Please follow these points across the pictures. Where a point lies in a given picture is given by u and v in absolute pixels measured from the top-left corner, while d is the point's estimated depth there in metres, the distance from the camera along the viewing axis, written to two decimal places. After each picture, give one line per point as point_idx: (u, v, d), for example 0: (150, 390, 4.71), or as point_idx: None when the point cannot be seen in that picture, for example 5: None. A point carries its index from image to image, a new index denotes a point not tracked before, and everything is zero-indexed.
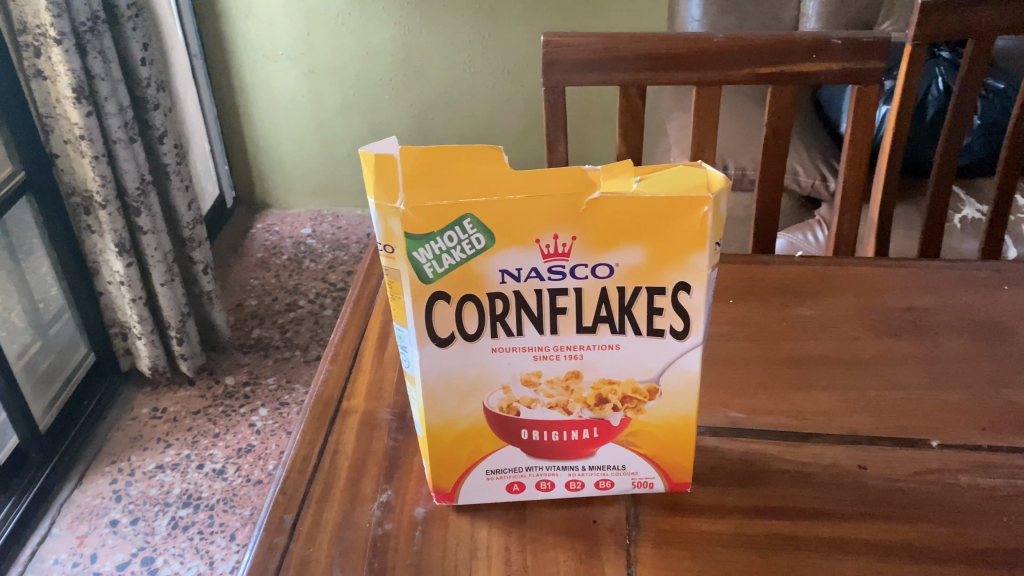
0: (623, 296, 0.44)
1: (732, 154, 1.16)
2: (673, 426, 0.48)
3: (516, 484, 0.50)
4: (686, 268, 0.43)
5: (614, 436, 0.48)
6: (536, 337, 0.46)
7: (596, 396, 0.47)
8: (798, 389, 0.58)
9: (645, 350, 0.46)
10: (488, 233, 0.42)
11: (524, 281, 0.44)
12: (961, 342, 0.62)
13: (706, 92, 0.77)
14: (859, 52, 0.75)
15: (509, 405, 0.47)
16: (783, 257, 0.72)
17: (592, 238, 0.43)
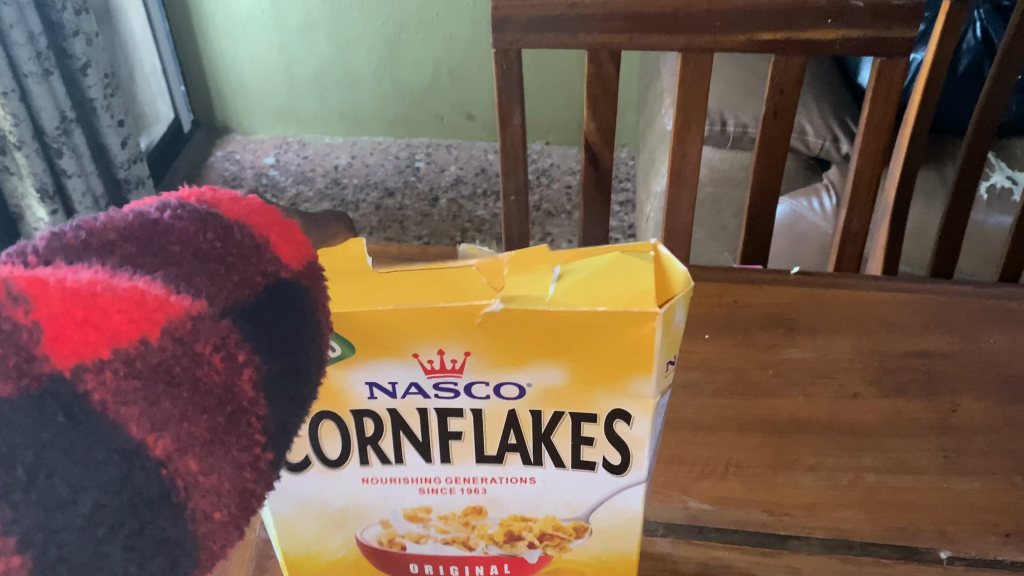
0: (539, 421, 0.32)
1: (731, 107, 1.02)
2: (608, 563, 0.37)
3: None
4: (624, 393, 0.31)
5: (531, 573, 0.38)
6: (422, 467, 0.33)
7: (504, 533, 0.36)
8: (778, 468, 0.47)
9: (570, 484, 0.34)
10: (345, 340, 0.29)
11: (401, 398, 0.31)
12: (985, 405, 0.50)
13: (693, 59, 0.63)
14: (883, 17, 0.60)
15: (391, 540, 0.36)
16: (773, 274, 0.60)
17: (493, 357, 0.30)
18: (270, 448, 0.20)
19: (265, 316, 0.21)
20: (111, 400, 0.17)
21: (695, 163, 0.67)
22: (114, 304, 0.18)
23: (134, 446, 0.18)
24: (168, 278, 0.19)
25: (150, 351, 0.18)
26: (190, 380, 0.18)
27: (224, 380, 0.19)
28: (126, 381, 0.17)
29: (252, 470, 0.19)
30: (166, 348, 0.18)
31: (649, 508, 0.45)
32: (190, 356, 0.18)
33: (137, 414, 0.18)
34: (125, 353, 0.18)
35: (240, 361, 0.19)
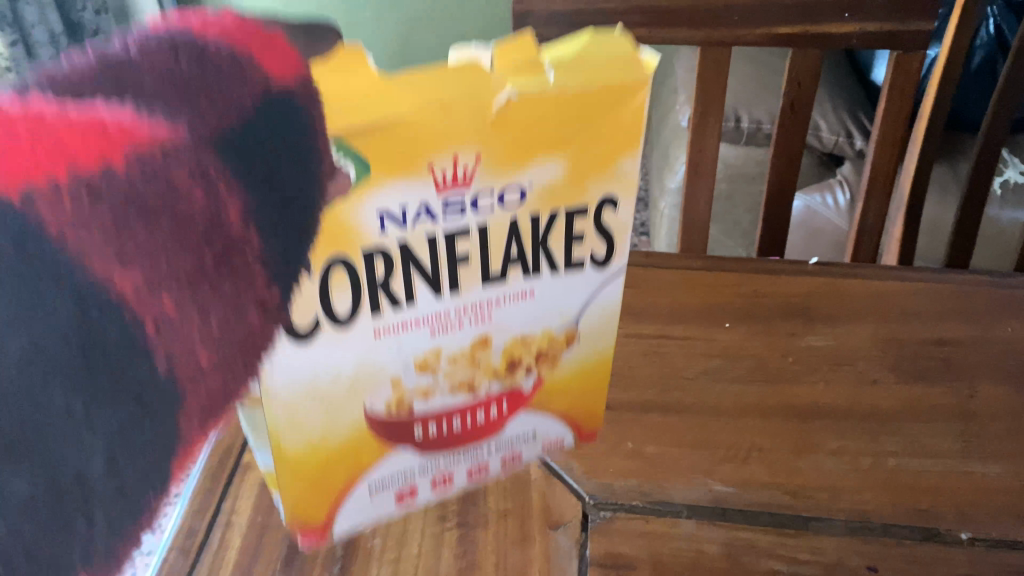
0: (539, 228, 0.37)
1: (746, 104, 1.04)
2: (590, 372, 0.45)
3: (407, 492, 0.44)
4: (614, 176, 0.37)
5: (524, 403, 0.44)
6: (430, 303, 0.37)
7: (506, 361, 0.41)
8: (800, 452, 0.48)
9: (564, 294, 0.40)
10: (363, 160, 0.30)
11: (410, 223, 0.33)
12: (1004, 391, 0.51)
13: (712, 54, 0.64)
14: (898, 10, 0.62)
15: (399, 402, 0.39)
16: (792, 264, 0.61)
17: (499, 160, 0.33)
18: (265, 272, 0.28)
19: (254, 144, 0.26)
20: (66, 226, 0.21)
21: (713, 156, 0.68)
22: (75, 131, 0.21)
23: (89, 273, 0.22)
24: (133, 102, 0.23)
25: (118, 178, 0.22)
26: (166, 212, 0.24)
27: (206, 214, 0.25)
28: (95, 210, 0.22)
29: (244, 287, 0.27)
30: (129, 178, 0.22)
31: (674, 490, 0.46)
32: (158, 186, 0.23)
33: (103, 249, 0.22)
34: (88, 178, 0.21)
35: (218, 198, 0.25)
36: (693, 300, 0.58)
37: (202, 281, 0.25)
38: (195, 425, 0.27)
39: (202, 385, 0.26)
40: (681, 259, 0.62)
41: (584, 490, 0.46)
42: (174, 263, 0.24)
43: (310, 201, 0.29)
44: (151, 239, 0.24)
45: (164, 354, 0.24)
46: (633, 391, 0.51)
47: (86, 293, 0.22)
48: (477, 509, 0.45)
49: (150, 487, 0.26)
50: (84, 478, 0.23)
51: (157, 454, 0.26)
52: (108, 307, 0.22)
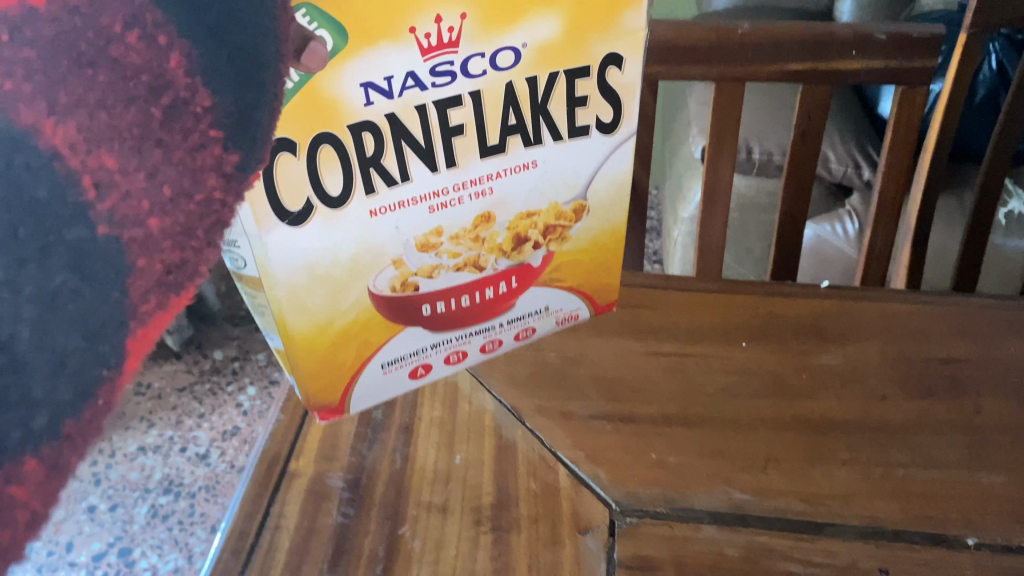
0: (535, 96, 0.45)
1: (757, 136, 1.07)
2: (598, 242, 0.56)
3: (421, 367, 0.55)
4: (607, 36, 0.45)
5: (536, 278, 0.55)
6: (427, 177, 0.45)
7: (511, 235, 0.51)
8: (815, 462, 0.50)
9: (564, 164, 0.50)
10: (341, 31, 0.36)
11: (400, 91, 0.40)
12: (1008, 406, 0.53)
13: (726, 88, 0.68)
14: (904, 48, 0.65)
15: (405, 280, 0.49)
16: (804, 285, 0.64)
17: (481, 12, 0.40)
18: (231, 150, 0.25)
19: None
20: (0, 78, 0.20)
21: (728, 184, 0.71)
22: None
23: (14, 119, 0.20)
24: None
25: (38, 15, 0.21)
26: (107, 60, 0.22)
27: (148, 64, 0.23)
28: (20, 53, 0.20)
29: (202, 151, 0.24)
30: (55, 20, 0.21)
31: (695, 497, 0.49)
32: (94, 31, 0.22)
33: (33, 98, 0.21)
34: (7, 15, 0.20)
35: (161, 43, 0.23)
36: (711, 321, 0.61)
37: (153, 137, 0.23)
38: (149, 303, 0.24)
39: (156, 256, 0.23)
40: (698, 282, 0.65)
41: (611, 497, 0.49)
42: (113, 115, 0.22)
43: (272, 69, 0.26)
44: (84, 89, 0.22)
45: (105, 209, 0.22)
46: (656, 405, 0.54)
47: (5, 135, 0.20)
48: (510, 512, 0.48)
49: (99, 365, 0.22)
50: (7, 346, 0.20)
51: (105, 330, 0.22)
52: (32, 156, 0.20)
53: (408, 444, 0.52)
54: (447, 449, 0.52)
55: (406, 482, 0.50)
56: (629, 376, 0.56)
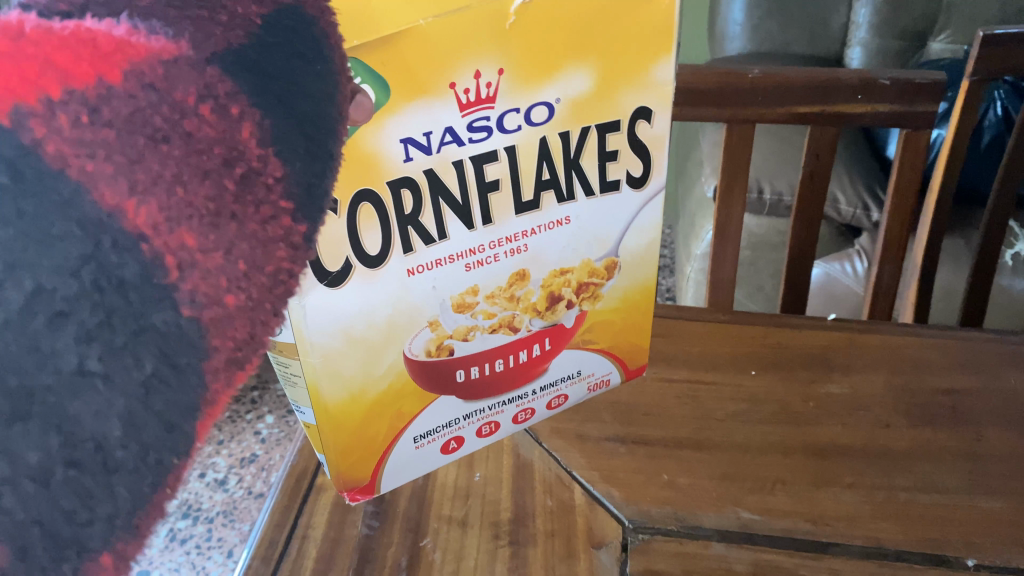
0: (569, 149, 0.45)
1: (767, 176, 1.11)
2: (631, 298, 0.56)
3: (452, 442, 0.54)
4: (637, 88, 0.45)
5: (568, 340, 0.55)
6: (464, 235, 0.44)
7: (545, 294, 0.51)
8: (820, 486, 0.52)
9: (597, 219, 0.50)
10: (383, 85, 0.35)
11: (438, 147, 0.39)
12: (1009, 436, 0.55)
13: (737, 129, 0.71)
14: (909, 94, 0.69)
15: (439, 345, 0.48)
16: (812, 318, 0.67)
17: (517, 68, 0.40)
18: (301, 221, 0.27)
19: (266, 55, 0.27)
20: (80, 160, 0.22)
21: (738, 220, 0.74)
22: (63, 53, 0.22)
23: (100, 203, 0.22)
24: (125, 22, 0.24)
25: (116, 92, 0.23)
26: (181, 134, 0.24)
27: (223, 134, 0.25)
28: (100, 132, 0.22)
29: (273, 222, 0.26)
30: (132, 96, 0.23)
31: (704, 517, 0.51)
32: (168, 105, 0.24)
33: (115, 179, 0.22)
34: (86, 96, 0.22)
35: (233, 113, 0.25)
36: (723, 351, 0.64)
37: (228, 211, 0.25)
38: (220, 382, 0.26)
39: (228, 335, 0.26)
40: (710, 313, 0.67)
41: (623, 515, 0.51)
42: (189, 190, 0.24)
43: (334, 134, 0.29)
44: (162, 166, 0.24)
45: (187, 289, 0.24)
46: (668, 429, 0.57)
47: (92, 222, 0.22)
48: (527, 527, 0.50)
49: (173, 454, 0.26)
50: (102, 445, 0.24)
51: (183, 417, 0.25)
52: (119, 236, 0.23)
53: None
54: (467, 467, 0.54)
55: (429, 497, 0.52)
56: (642, 402, 0.59)
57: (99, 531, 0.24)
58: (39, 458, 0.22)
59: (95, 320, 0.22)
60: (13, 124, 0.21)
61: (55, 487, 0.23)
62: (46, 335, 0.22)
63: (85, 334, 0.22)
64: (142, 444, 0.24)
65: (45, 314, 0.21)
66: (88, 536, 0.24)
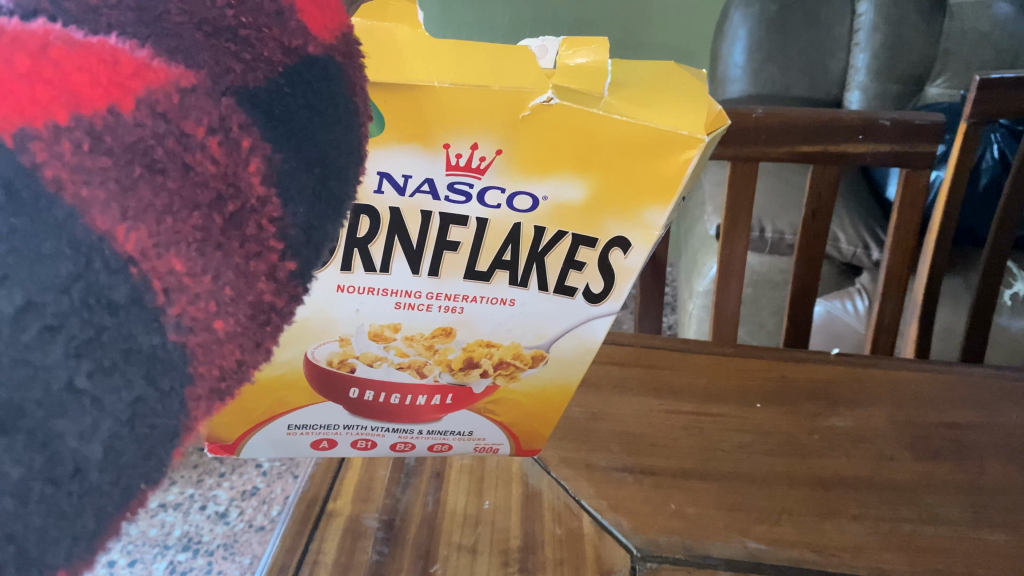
0: (538, 243, 0.41)
1: (769, 215, 1.12)
2: (550, 393, 0.50)
3: (325, 441, 0.51)
4: (635, 224, 0.40)
5: (470, 404, 0.50)
6: (408, 278, 0.41)
7: (462, 356, 0.46)
8: (826, 517, 0.53)
9: (547, 313, 0.44)
10: (379, 120, 0.35)
11: (410, 196, 0.38)
12: (1010, 469, 0.56)
13: (741, 167, 0.72)
14: (909, 136, 0.71)
15: (342, 360, 0.45)
16: (815, 353, 0.68)
17: (518, 159, 0.37)
18: (290, 258, 0.35)
19: (281, 103, 0.32)
20: (74, 186, 0.28)
21: (741, 258, 0.76)
22: (80, 72, 0.27)
23: (93, 228, 0.29)
24: (148, 47, 0.29)
25: (120, 119, 0.29)
26: (179, 167, 0.30)
27: (221, 169, 0.31)
28: (98, 160, 0.28)
29: (257, 258, 0.34)
30: (139, 124, 0.29)
31: (711, 546, 0.51)
32: (174, 136, 0.30)
33: (106, 209, 0.29)
34: (91, 124, 0.28)
35: (244, 146, 0.31)
36: (725, 384, 0.65)
37: (214, 241, 0.32)
38: (201, 408, 0.36)
39: (215, 364, 0.35)
40: (714, 346, 0.69)
41: (632, 543, 0.51)
42: (176, 220, 0.31)
43: (342, 176, 0.35)
44: (154, 197, 0.30)
45: (173, 318, 0.32)
46: (675, 459, 0.57)
47: (84, 243, 0.28)
48: (536, 555, 0.50)
49: (143, 480, 0.34)
50: (81, 467, 0.31)
51: (160, 444, 0.34)
52: (110, 260, 0.29)
53: (439, 489, 0.55)
54: (476, 495, 0.55)
55: (438, 524, 0.53)
56: (648, 433, 0.60)
57: (67, 549, 0.32)
58: (21, 475, 0.30)
59: (83, 336, 0.29)
60: (20, 142, 0.27)
61: (32, 503, 0.30)
62: (41, 352, 0.29)
63: (73, 351, 0.29)
64: (119, 465, 0.33)
65: (36, 327, 0.28)
66: (53, 554, 0.32)
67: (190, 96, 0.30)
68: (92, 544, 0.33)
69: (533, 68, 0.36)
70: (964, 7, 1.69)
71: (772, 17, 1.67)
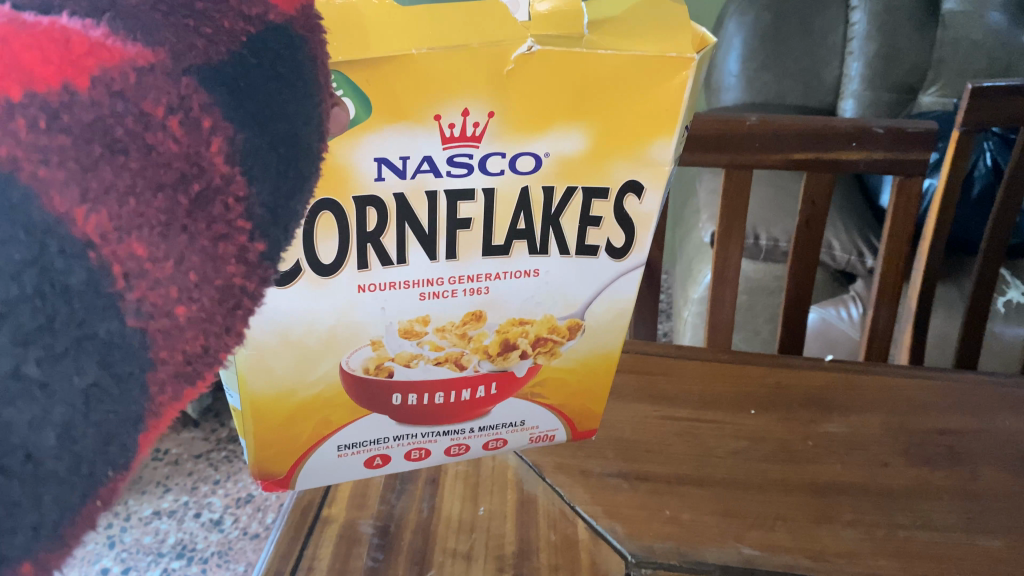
0: (550, 204, 0.42)
1: (763, 222, 1.13)
2: (592, 363, 0.51)
3: (378, 457, 0.52)
4: (641, 163, 0.42)
5: (517, 389, 0.50)
6: (428, 266, 0.42)
7: (498, 340, 0.47)
8: (819, 522, 0.53)
9: (569, 279, 0.46)
10: (364, 101, 0.35)
11: (411, 177, 0.38)
12: (1005, 476, 0.56)
13: (735, 174, 0.73)
14: (902, 142, 0.71)
15: (378, 365, 0.46)
16: (810, 360, 0.68)
17: (512, 115, 0.38)
18: (259, 241, 0.26)
19: (246, 76, 0.26)
20: (31, 164, 0.21)
21: (736, 264, 0.76)
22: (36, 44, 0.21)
23: (50, 209, 0.21)
24: (105, 26, 0.23)
25: (78, 98, 0.21)
26: (142, 147, 0.23)
27: (189, 149, 0.24)
28: (55, 137, 0.21)
29: (225, 240, 0.25)
30: (96, 103, 0.22)
31: (706, 552, 0.51)
32: (133, 116, 0.23)
33: (66, 187, 0.21)
34: (47, 99, 0.21)
35: (205, 127, 0.24)
36: (719, 390, 0.65)
37: (180, 222, 0.24)
38: (168, 394, 0.25)
39: (179, 348, 0.25)
40: (709, 351, 0.69)
41: (626, 549, 0.51)
42: (141, 201, 0.23)
43: (306, 151, 0.28)
44: (116, 177, 0.22)
45: (134, 303, 0.23)
46: (670, 465, 0.58)
47: (39, 228, 0.20)
48: (531, 562, 0.50)
49: (108, 467, 0.24)
50: (33, 455, 0.22)
51: (122, 430, 0.24)
52: (68, 241, 0.21)
53: (434, 495, 0.55)
54: (472, 500, 0.55)
55: (433, 531, 0.53)
56: (645, 439, 0.60)
57: (21, 543, 0.23)
58: None
59: (35, 324, 0.21)
60: None
61: None
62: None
63: (21, 338, 0.21)
64: (76, 453, 0.23)
65: None
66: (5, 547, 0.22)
67: (149, 75, 0.23)
68: (56, 537, 0.23)
69: (502, 16, 0.36)
70: (956, 15, 1.69)
71: (766, 26, 1.68)
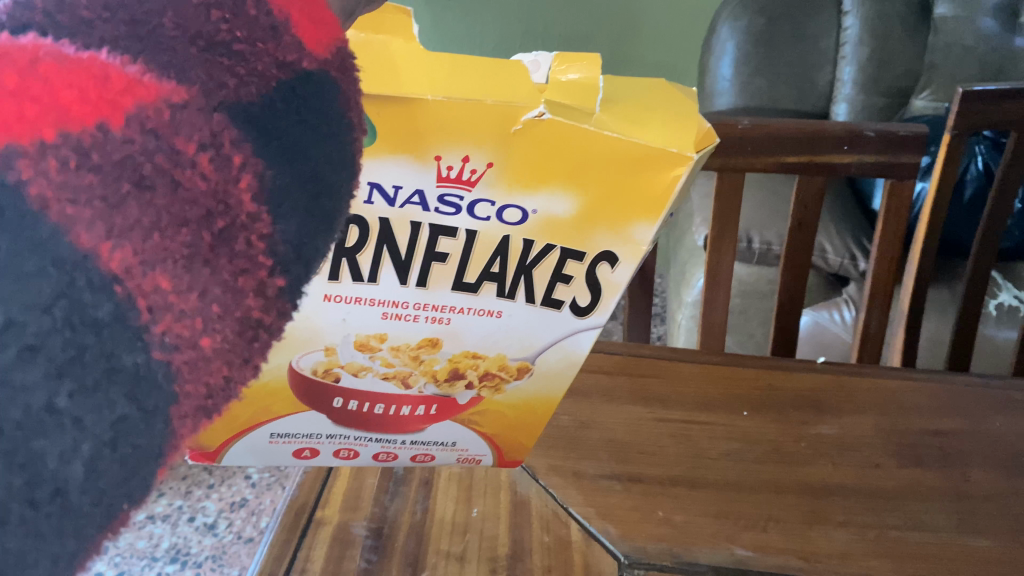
0: (527, 255, 0.41)
1: (756, 226, 1.13)
2: (530, 406, 0.50)
3: (307, 451, 0.52)
4: (623, 239, 0.41)
5: (456, 413, 0.50)
6: (394, 287, 0.42)
7: (449, 368, 0.47)
8: (812, 524, 0.53)
9: (530, 326, 0.45)
10: (372, 131, 0.36)
11: (400, 206, 0.39)
12: (997, 477, 0.57)
13: (728, 177, 0.73)
14: (892, 146, 0.72)
15: (327, 370, 0.45)
16: (803, 362, 0.69)
17: (509, 171, 0.38)
18: (277, 274, 0.27)
19: (271, 121, 0.25)
20: (59, 203, 0.21)
21: (729, 267, 0.76)
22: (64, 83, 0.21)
23: (75, 245, 0.21)
24: (140, 62, 0.23)
25: (111, 138, 0.22)
26: (167, 182, 0.23)
27: (211, 186, 0.24)
28: (82, 179, 0.21)
29: (246, 275, 0.26)
30: (128, 141, 0.22)
31: (697, 553, 0.51)
32: (164, 153, 0.23)
33: (92, 224, 0.21)
34: (79, 140, 0.21)
35: (235, 163, 0.24)
36: (702, 394, 0.65)
37: (202, 259, 0.24)
38: (189, 427, 0.27)
39: (202, 381, 0.26)
40: (703, 354, 0.69)
41: (619, 550, 0.51)
42: (166, 237, 0.23)
43: (335, 193, 0.28)
44: (141, 214, 0.23)
45: (159, 335, 0.24)
46: (663, 466, 0.58)
47: (68, 262, 0.21)
48: (524, 563, 0.50)
49: (127, 499, 0.25)
50: (62, 490, 0.23)
51: (143, 462, 0.25)
52: (94, 274, 0.21)
53: (428, 497, 0.55)
54: (465, 502, 0.55)
55: (427, 533, 0.53)
56: (636, 441, 0.60)
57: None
58: None
59: (65, 355, 0.21)
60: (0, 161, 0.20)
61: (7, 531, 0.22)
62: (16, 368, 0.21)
63: (54, 370, 0.21)
64: (101, 487, 0.24)
65: (14, 346, 0.21)
66: None
67: (182, 111, 0.23)
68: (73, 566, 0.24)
69: (526, 82, 0.38)
70: (947, 20, 1.71)
71: (759, 31, 1.69)
